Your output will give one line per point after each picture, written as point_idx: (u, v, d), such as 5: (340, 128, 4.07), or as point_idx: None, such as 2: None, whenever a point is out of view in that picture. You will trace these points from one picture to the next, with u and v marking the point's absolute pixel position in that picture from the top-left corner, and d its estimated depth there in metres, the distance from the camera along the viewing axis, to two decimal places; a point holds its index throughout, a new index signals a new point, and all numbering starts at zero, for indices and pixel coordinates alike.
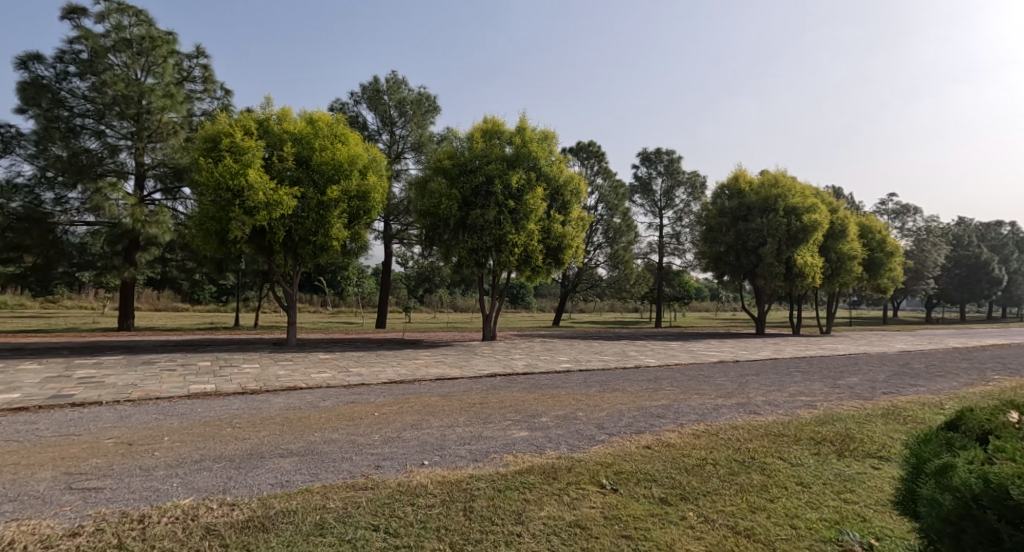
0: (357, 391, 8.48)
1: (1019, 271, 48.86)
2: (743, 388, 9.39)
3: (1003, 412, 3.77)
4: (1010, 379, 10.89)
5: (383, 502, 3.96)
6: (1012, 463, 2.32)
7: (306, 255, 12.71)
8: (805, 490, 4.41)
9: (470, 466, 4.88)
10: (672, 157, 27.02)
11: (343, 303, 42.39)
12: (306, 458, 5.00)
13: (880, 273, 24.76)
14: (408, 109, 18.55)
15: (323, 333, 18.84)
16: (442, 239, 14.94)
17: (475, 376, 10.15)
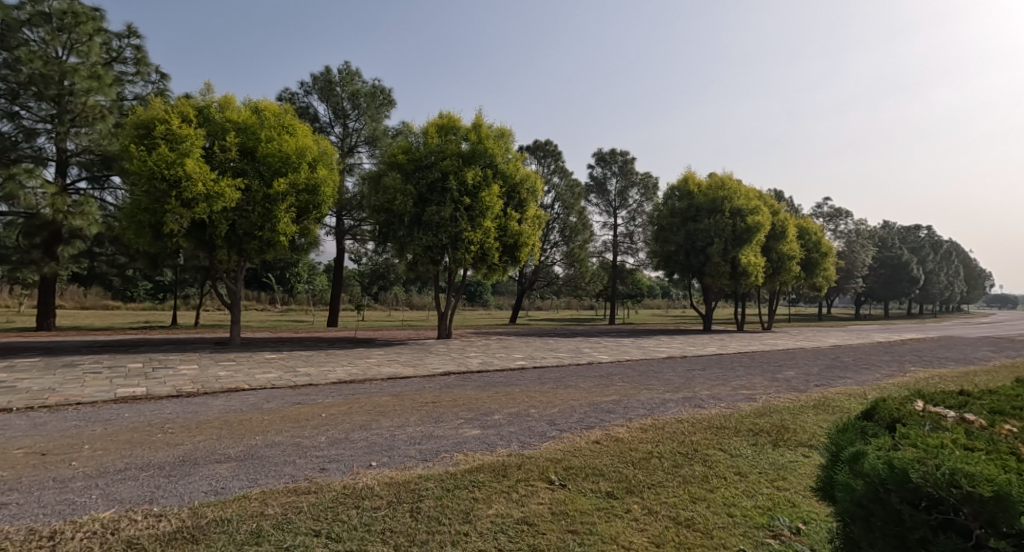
0: (304, 392, 8.21)
1: (935, 271, 52.99)
2: (690, 382, 9.73)
3: (913, 401, 4.10)
4: (929, 371, 11.79)
5: (327, 506, 3.86)
6: (915, 448, 2.52)
7: (251, 250, 12.17)
8: (742, 480, 4.64)
9: (420, 466, 4.82)
10: (626, 159, 27.64)
11: (293, 301, 41.03)
12: (245, 464, 4.79)
13: (816, 272, 26.32)
14: (361, 101, 18.06)
15: (271, 332, 18.15)
16: (396, 236, 14.71)
17: (428, 375, 10.05)
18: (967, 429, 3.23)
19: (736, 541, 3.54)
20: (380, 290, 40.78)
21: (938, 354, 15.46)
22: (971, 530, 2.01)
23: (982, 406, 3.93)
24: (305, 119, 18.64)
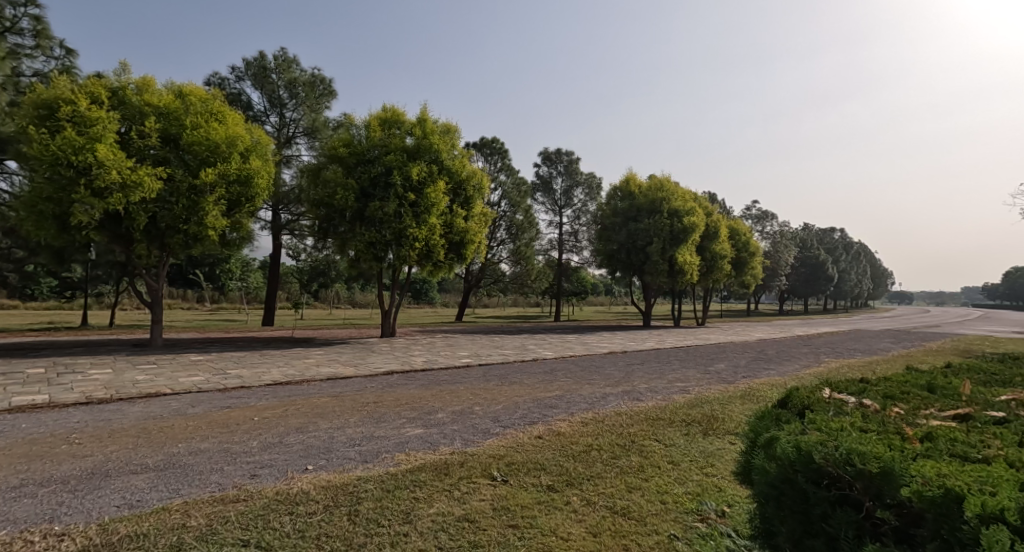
0: (234, 395, 7.82)
1: (847, 270, 57.39)
2: (629, 376, 10.05)
3: (824, 389, 4.45)
4: (842, 361, 12.81)
5: (258, 514, 3.71)
6: (820, 433, 2.73)
7: (175, 245, 11.46)
8: (674, 468, 4.85)
9: (358, 468, 4.72)
10: (571, 158, 28.08)
11: (223, 299, 38.91)
12: (165, 473, 4.52)
13: (745, 271, 27.89)
14: (299, 90, 17.29)
15: (198, 332, 17.13)
16: (337, 231, 14.27)
17: (370, 374, 9.83)
18: (864, 413, 3.56)
19: (667, 526, 3.70)
20: (318, 288, 39.39)
21: (849, 346, 16.82)
22: (861, 502, 2.19)
23: (881, 392, 4.30)
24: (238, 106, 17.67)
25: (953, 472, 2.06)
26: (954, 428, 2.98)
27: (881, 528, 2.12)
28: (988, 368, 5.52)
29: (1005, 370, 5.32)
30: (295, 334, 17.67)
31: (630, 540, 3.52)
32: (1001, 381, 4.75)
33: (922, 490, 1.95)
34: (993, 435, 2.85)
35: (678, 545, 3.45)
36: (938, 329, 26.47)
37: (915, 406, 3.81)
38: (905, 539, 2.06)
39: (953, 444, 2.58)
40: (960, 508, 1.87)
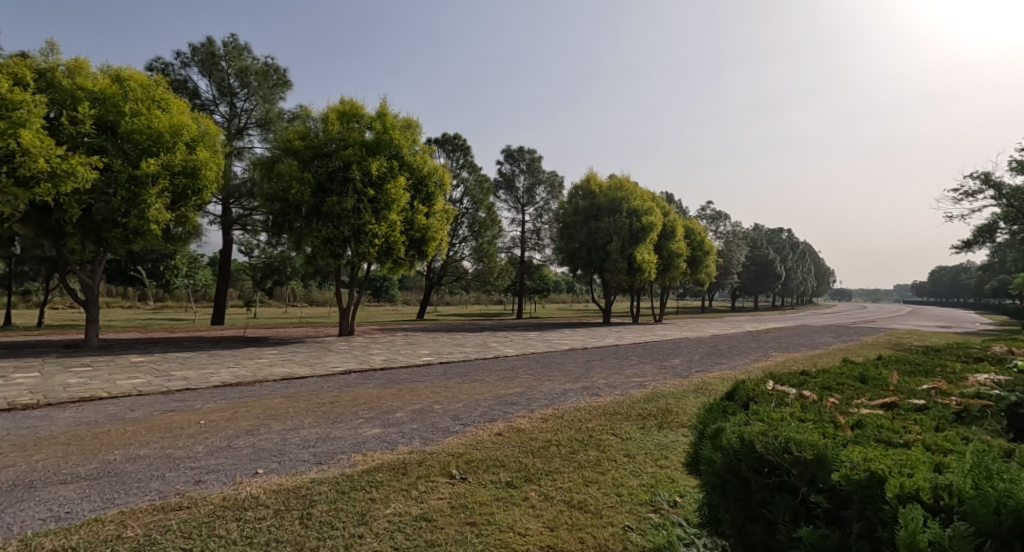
0: (179, 398, 7.48)
1: (794, 269, 60.02)
2: (589, 372, 10.21)
3: (769, 382, 4.65)
4: (788, 355, 13.42)
5: (202, 521, 3.57)
6: (761, 423, 2.85)
7: (113, 239, 10.90)
8: (630, 461, 4.97)
9: (313, 470, 4.61)
10: (533, 156, 28.20)
11: (169, 298, 37.11)
12: (98, 482, 4.29)
13: (700, 269, 28.75)
14: (251, 79, 16.63)
15: (139, 332, 16.24)
16: (292, 227, 13.84)
17: (326, 374, 9.61)
18: (802, 403, 3.76)
19: (623, 518, 3.79)
20: (272, 286, 38.14)
21: (795, 341, 17.63)
22: (798, 488, 2.30)
23: (819, 384, 4.54)
24: (184, 94, 16.85)
25: (875, 457, 2.20)
26: (882, 416, 3.18)
27: (815, 511, 2.23)
28: (916, 359, 5.93)
29: (931, 361, 5.74)
30: (248, 333, 17.03)
31: (585, 532, 3.59)
32: (925, 371, 5.13)
33: (850, 473, 2.06)
34: (914, 420, 3.06)
35: (632, 536, 3.53)
36: (874, 324, 28.12)
37: (848, 396, 4.05)
38: (836, 520, 2.17)
39: (879, 430, 2.76)
40: (881, 489, 1.99)
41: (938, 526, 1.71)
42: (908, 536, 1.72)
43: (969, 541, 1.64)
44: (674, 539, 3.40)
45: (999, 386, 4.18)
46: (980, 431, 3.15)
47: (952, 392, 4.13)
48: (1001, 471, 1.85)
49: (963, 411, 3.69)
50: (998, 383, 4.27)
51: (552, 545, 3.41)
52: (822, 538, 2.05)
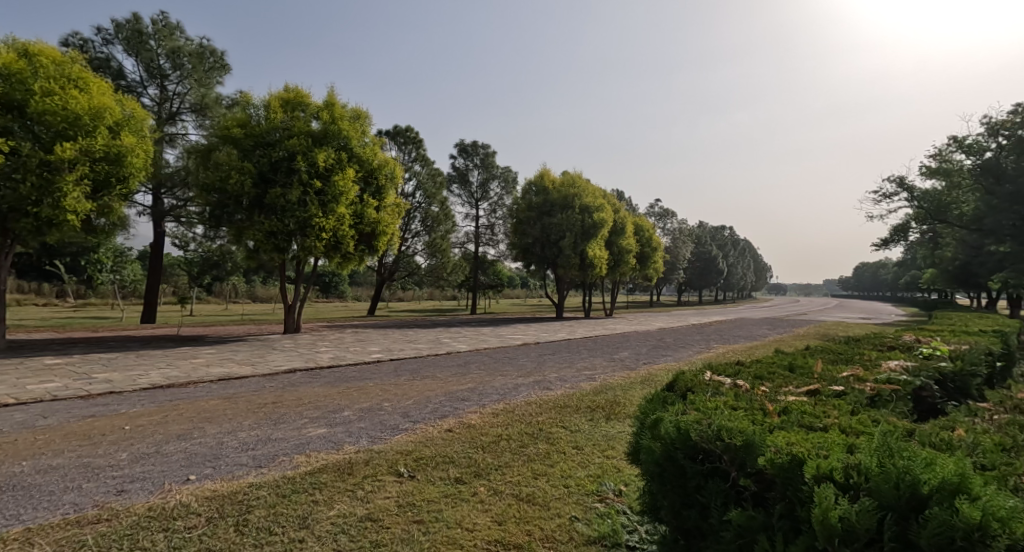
0: (101, 402, 7.01)
1: (734, 265, 62.72)
2: (540, 367, 10.32)
3: (709, 373, 4.84)
4: (730, 347, 14.03)
5: (123, 534, 3.37)
6: (698, 412, 2.97)
7: (24, 230, 10.09)
8: (579, 453, 5.07)
9: (251, 474, 4.44)
10: (487, 151, 28.10)
11: (94, 294, 34.66)
12: (4, 497, 3.97)
13: (648, 264, 29.57)
14: (184, 61, 15.71)
15: (58, 332, 15.03)
16: (232, 219, 13.22)
17: (269, 373, 9.25)
18: (737, 392, 3.96)
19: (570, 509, 3.86)
20: (210, 281, 36.37)
21: (735, 333, 18.47)
22: (728, 473, 2.42)
23: (752, 373, 4.79)
24: (108, 73, 15.70)
25: (796, 441, 2.34)
26: (806, 402, 3.39)
27: (744, 494, 2.36)
28: (840, 348, 6.37)
29: (852, 350, 6.17)
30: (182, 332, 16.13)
31: (533, 525, 3.64)
32: (845, 358, 5.53)
33: (773, 457, 2.18)
34: (834, 405, 3.28)
35: (577, 526, 3.62)
36: (806, 317, 29.97)
37: (778, 384, 4.29)
38: (761, 501, 2.31)
39: (802, 416, 2.95)
40: (800, 471, 2.12)
41: (848, 505, 1.84)
42: (821, 514, 1.86)
43: (870, 516, 1.79)
44: (618, 527, 3.51)
45: (907, 372, 4.57)
46: (888, 413, 3.44)
47: (868, 378, 4.45)
48: (902, 449, 2.01)
49: (876, 396, 4.00)
50: (906, 368, 4.67)
51: (499, 539, 3.44)
52: (749, 520, 2.19)
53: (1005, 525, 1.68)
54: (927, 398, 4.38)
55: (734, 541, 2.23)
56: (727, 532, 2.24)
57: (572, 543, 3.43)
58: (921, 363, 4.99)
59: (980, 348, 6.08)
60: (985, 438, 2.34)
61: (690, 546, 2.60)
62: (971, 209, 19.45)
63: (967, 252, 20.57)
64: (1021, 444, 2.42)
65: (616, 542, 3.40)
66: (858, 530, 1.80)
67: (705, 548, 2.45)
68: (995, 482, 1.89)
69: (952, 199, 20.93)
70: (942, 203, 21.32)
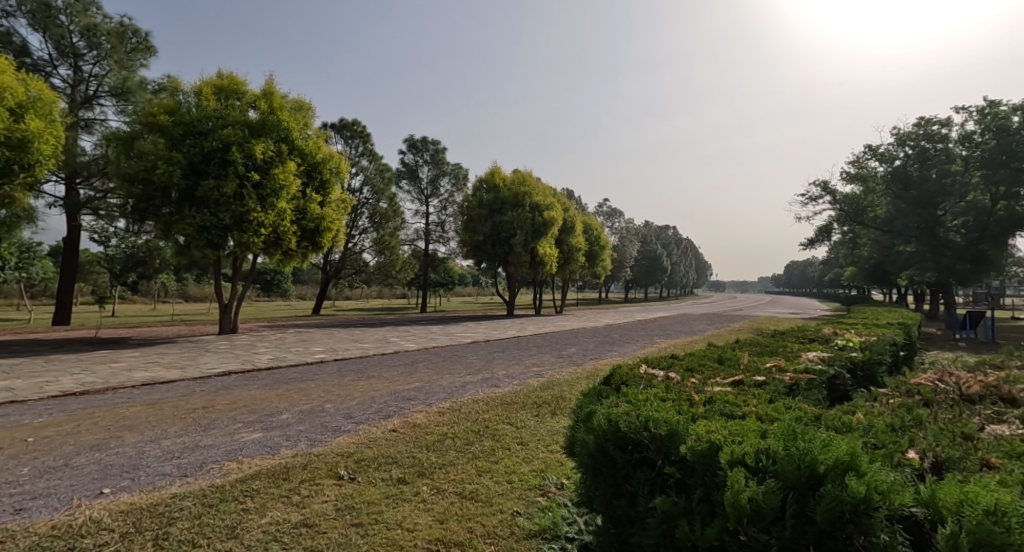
0: (4, 413, 6.41)
1: (677, 264, 65.04)
2: (488, 364, 10.29)
3: (648, 366, 4.95)
4: (674, 341, 14.57)
5: None
6: (629, 404, 3.03)
7: None
8: (523, 448, 5.10)
9: (174, 484, 4.17)
10: (437, 147, 27.77)
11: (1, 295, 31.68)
12: None
13: (597, 262, 30.13)
14: (101, 40, 14.51)
15: None
16: (158, 213, 12.34)
17: (200, 377, 8.75)
18: (669, 384, 4.11)
19: (512, 504, 3.88)
20: (135, 280, 34.09)
21: (677, 328, 19.18)
22: (655, 461, 2.50)
23: (684, 366, 4.98)
24: (10, 49, 14.32)
25: (717, 428, 2.44)
26: (730, 392, 3.56)
27: (668, 481, 2.43)
28: (767, 341, 6.76)
29: (778, 342, 6.57)
30: (101, 334, 14.97)
31: (474, 521, 3.63)
32: (771, 351, 5.85)
33: (693, 445, 2.26)
34: (754, 395, 3.47)
35: (519, 521, 3.64)
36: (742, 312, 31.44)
37: (707, 376, 4.48)
38: (684, 487, 2.38)
39: (725, 405, 3.09)
40: (716, 457, 2.21)
41: (756, 488, 1.95)
42: (732, 496, 1.97)
43: (774, 496, 1.91)
44: (558, 520, 3.56)
45: (823, 361, 4.90)
46: (804, 401, 3.68)
47: (789, 368, 4.73)
48: (805, 433, 2.15)
49: (794, 385, 4.24)
50: (823, 358, 5.01)
51: (440, 538, 3.41)
52: (672, 506, 2.26)
53: (886, 497, 1.83)
54: (840, 385, 4.70)
55: (658, 527, 2.29)
56: (652, 519, 2.30)
57: (514, 537, 3.44)
58: (835, 353, 5.37)
59: (887, 338, 6.63)
60: (879, 420, 2.55)
61: (621, 533, 2.66)
62: (883, 212, 21.08)
63: (880, 252, 22.30)
64: (909, 424, 2.64)
65: (555, 535, 3.44)
66: (763, 509, 1.92)
67: (633, 535, 2.51)
68: (881, 461, 2.06)
69: (868, 202, 22.70)
70: (860, 205, 23.10)
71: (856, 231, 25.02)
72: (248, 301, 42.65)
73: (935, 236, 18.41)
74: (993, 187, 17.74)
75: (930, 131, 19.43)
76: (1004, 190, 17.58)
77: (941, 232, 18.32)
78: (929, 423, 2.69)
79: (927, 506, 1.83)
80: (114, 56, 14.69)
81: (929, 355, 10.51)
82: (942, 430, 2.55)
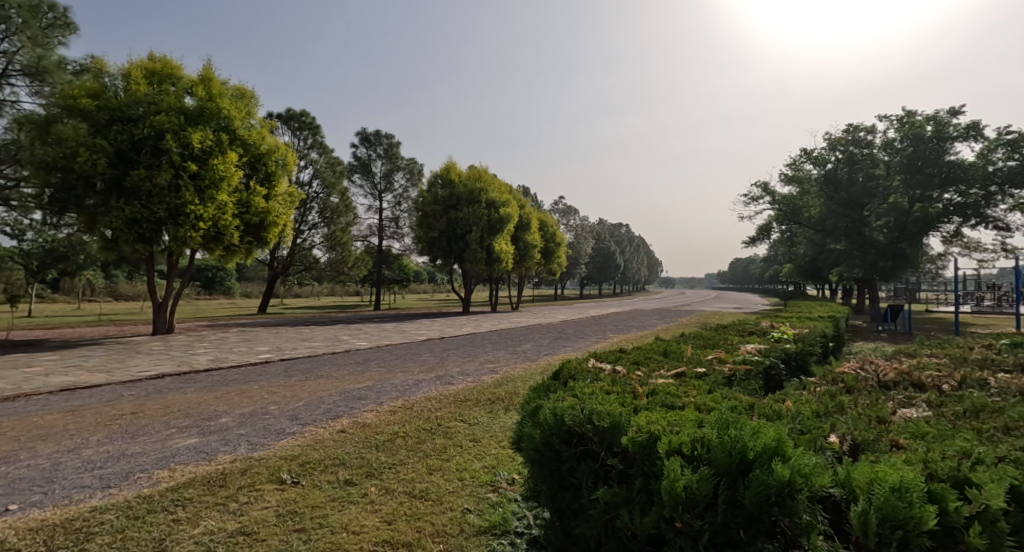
0: None
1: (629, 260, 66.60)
2: (442, 362, 10.18)
3: (597, 361, 5.02)
4: (627, 336, 14.91)
5: None
6: (574, 398, 3.06)
7: None
8: (475, 445, 5.07)
9: (95, 496, 3.90)
10: (391, 141, 27.23)
11: None
12: None
13: (552, 259, 30.38)
14: (13, 14, 13.21)
15: None
16: (80, 204, 11.46)
17: (131, 380, 8.24)
18: (615, 377, 4.20)
19: (462, 501, 3.85)
20: (55, 278, 31.60)
21: (629, 323, 19.62)
22: (598, 453, 2.53)
23: (631, 359, 5.10)
24: None
25: (657, 419, 2.49)
26: (671, 384, 3.67)
27: (610, 473, 2.46)
28: (710, 334, 7.00)
29: (720, 336, 6.82)
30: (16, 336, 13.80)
31: (423, 520, 3.58)
32: (712, 343, 6.09)
33: (634, 436, 2.30)
34: (694, 386, 3.59)
35: (469, 518, 3.61)
36: (689, 307, 32.51)
37: (652, 368, 4.61)
38: (626, 478, 2.42)
39: (666, 396, 3.18)
40: (655, 449, 2.26)
41: (690, 476, 2.00)
42: (669, 485, 2.01)
43: (708, 483, 1.97)
44: (508, 515, 3.56)
45: (760, 353, 5.12)
46: (740, 391, 3.84)
47: (729, 360, 4.93)
48: (736, 422, 2.24)
49: (732, 375, 4.41)
50: (760, 350, 5.24)
51: (387, 539, 3.34)
52: (614, 496, 2.28)
53: (807, 481, 1.91)
54: (775, 376, 4.94)
55: (601, 519, 2.31)
56: (594, 511, 2.31)
57: (463, 535, 3.41)
58: (771, 345, 5.64)
59: (817, 330, 7.02)
60: (805, 407, 2.69)
61: (565, 526, 2.69)
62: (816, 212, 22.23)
63: (815, 249, 23.55)
64: (832, 411, 2.80)
65: (505, 530, 3.44)
66: (697, 496, 1.98)
67: (576, 527, 2.53)
68: (806, 446, 2.16)
69: (804, 203, 23.90)
70: (796, 205, 24.29)
71: (794, 231, 26.37)
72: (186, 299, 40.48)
73: (861, 236, 19.65)
74: (910, 190, 19.17)
75: (857, 138, 20.70)
76: (920, 192, 18.92)
77: (867, 231, 19.54)
78: (849, 409, 2.85)
79: (843, 487, 1.93)
80: (28, 31, 13.34)
81: (859, 345, 11.24)
82: (860, 414, 2.72)
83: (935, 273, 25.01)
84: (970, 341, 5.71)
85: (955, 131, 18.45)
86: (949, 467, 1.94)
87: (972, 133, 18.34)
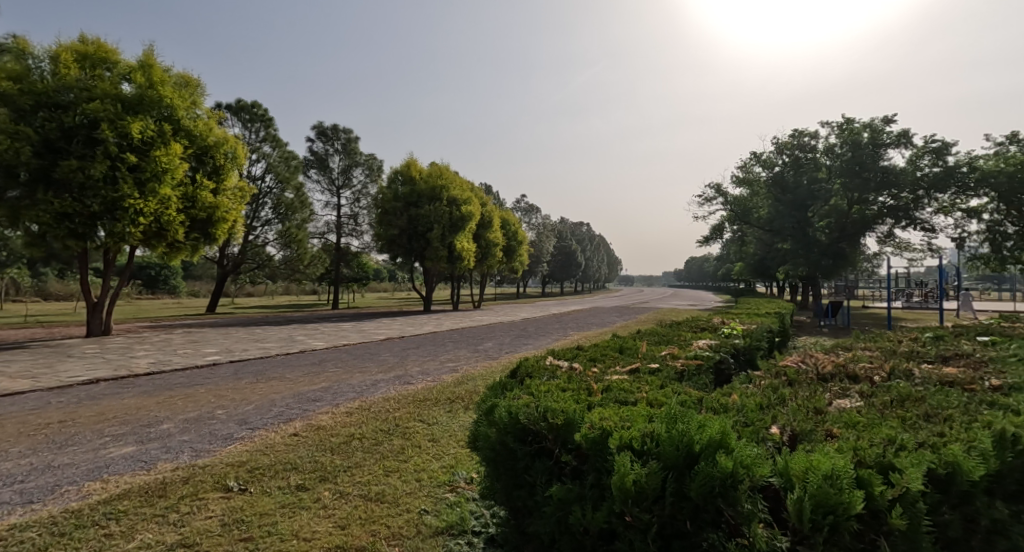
0: None
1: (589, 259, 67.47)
2: (401, 361, 10.02)
3: (556, 358, 5.03)
4: (587, 333, 15.08)
5: None
6: (530, 395, 3.06)
7: None
8: (434, 445, 5.02)
9: (17, 513, 3.64)
10: (349, 136, 26.62)
11: None
12: None
13: (514, 257, 30.41)
14: None
15: None
16: (3, 196, 10.68)
17: (63, 386, 7.74)
18: (571, 374, 4.24)
19: (419, 502, 3.80)
20: None
21: (588, 321, 19.88)
22: (552, 450, 2.53)
23: (588, 356, 5.16)
24: None
25: (609, 415, 2.52)
26: (626, 380, 3.73)
27: (565, 469, 2.48)
28: (666, 330, 7.16)
29: (675, 332, 7.00)
30: None
31: (378, 523, 3.51)
32: (666, 339, 6.23)
33: (586, 433, 2.33)
34: (647, 381, 3.67)
35: (426, 519, 3.57)
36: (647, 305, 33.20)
37: (608, 364, 4.68)
38: (579, 474, 2.43)
39: (620, 392, 3.23)
40: (606, 445, 2.29)
41: (639, 470, 2.03)
42: (619, 479, 2.04)
43: (656, 476, 2.01)
44: (466, 515, 3.53)
45: (712, 348, 5.27)
46: (692, 385, 3.95)
47: (683, 355, 5.06)
48: (684, 416, 2.29)
49: (684, 369, 4.53)
50: (711, 345, 5.41)
51: (340, 544, 3.26)
52: (567, 492, 2.29)
53: (749, 471, 1.98)
54: (725, 369, 5.10)
55: (554, 515, 2.31)
56: (548, 507, 2.32)
57: (419, 537, 3.37)
58: (722, 340, 5.82)
59: (765, 325, 7.29)
60: (751, 400, 2.79)
61: (520, 523, 2.70)
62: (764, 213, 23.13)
63: (764, 248, 24.49)
64: (776, 402, 2.91)
65: (462, 529, 3.41)
66: (646, 489, 2.02)
67: (530, 524, 2.54)
68: (749, 438, 2.24)
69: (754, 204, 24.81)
70: (747, 206, 25.22)
71: (745, 230, 27.34)
72: (129, 299, 38.32)
73: (806, 235, 20.56)
74: (849, 193, 20.20)
75: (802, 142, 21.74)
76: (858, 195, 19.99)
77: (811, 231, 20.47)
78: (791, 401, 2.97)
79: (782, 476, 2.00)
80: None
81: (804, 340, 11.78)
82: (801, 406, 2.84)
83: (873, 271, 26.45)
84: (906, 334, 6.06)
85: (888, 138, 19.63)
86: (876, 454, 2.04)
87: (903, 140, 19.55)
